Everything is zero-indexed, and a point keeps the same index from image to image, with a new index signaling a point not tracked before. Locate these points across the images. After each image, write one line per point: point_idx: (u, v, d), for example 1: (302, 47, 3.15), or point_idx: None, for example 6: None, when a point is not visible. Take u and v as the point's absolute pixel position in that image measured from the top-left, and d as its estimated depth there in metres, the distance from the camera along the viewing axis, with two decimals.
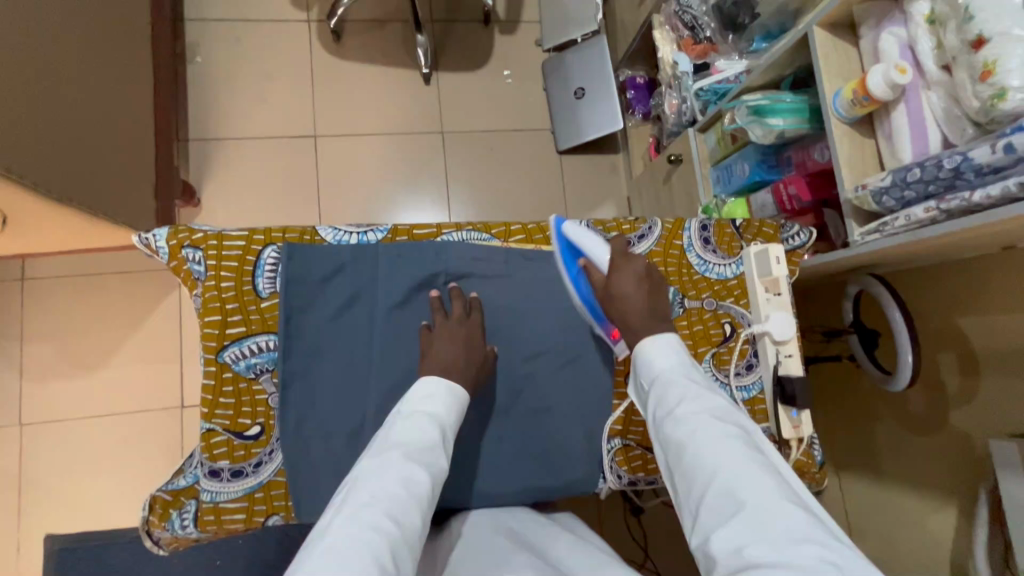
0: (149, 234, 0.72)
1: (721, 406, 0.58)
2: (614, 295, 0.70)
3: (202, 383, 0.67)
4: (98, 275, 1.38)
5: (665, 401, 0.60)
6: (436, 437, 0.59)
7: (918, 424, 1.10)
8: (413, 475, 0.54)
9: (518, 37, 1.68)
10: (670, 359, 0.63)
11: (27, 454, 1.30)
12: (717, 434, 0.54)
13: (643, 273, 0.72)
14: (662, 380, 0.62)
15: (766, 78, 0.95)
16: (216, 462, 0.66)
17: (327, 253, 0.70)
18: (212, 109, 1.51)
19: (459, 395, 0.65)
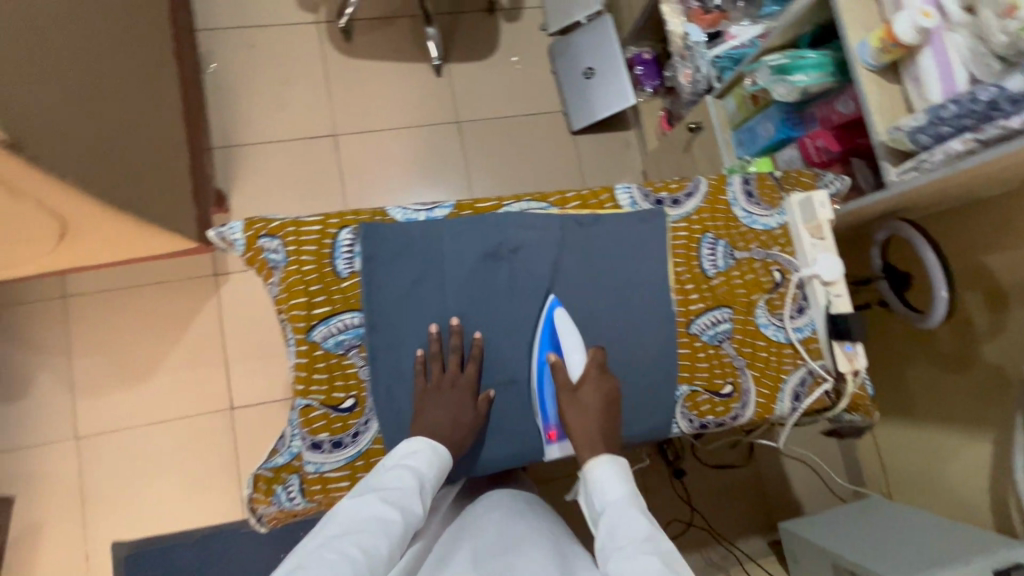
0: (224, 228, 0.75)
1: (657, 539, 0.58)
2: (578, 402, 0.72)
3: (296, 362, 0.70)
4: (139, 287, 1.41)
5: (608, 529, 0.61)
6: (413, 486, 0.63)
7: (951, 361, 1.16)
8: (386, 516, 0.59)
9: (523, 23, 1.71)
10: (618, 489, 0.66)
11: (85, 467, 1.33)
12: (640, 564, 0.54)
13: (613, 394, 0.73)
14: (608, 510, 0.64)
15: (785, 38, 1.00)
16: (317, 436, 0.70)
17: (397, 229, 0.73)
18: (232, 116, 1.53)
19: (445, 456, 0.68)
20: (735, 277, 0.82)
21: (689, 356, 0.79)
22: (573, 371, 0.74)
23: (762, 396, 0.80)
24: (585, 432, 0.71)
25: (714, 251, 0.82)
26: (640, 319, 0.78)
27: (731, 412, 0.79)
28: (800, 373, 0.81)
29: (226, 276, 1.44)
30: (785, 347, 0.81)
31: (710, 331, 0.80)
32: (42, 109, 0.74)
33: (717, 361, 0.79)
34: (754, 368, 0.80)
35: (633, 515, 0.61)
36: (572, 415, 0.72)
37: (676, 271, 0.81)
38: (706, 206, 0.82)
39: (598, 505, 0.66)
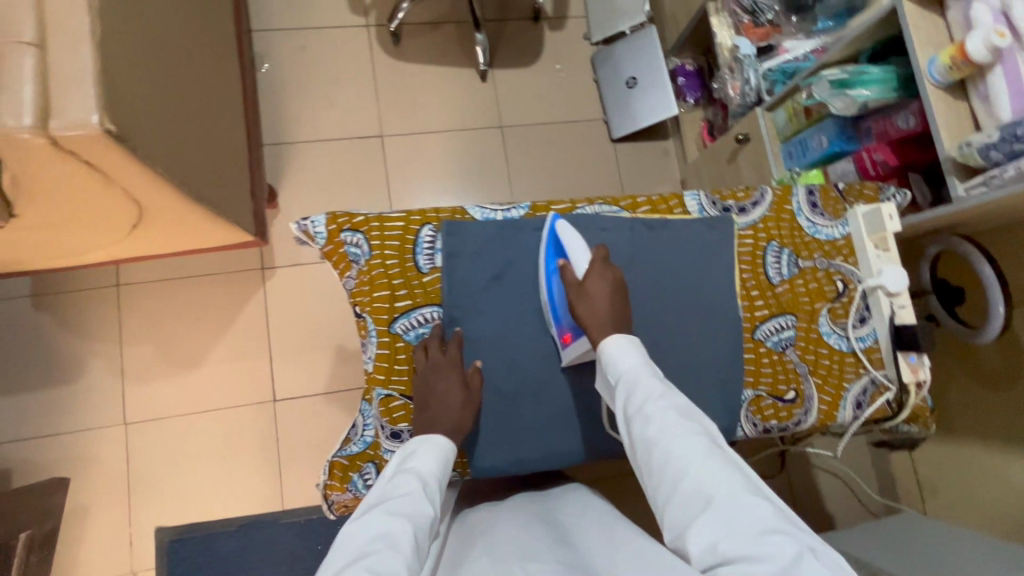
0: (307, 221, 0.78)
1: (686, 406, 0.63)
2: (586, 294, 0.71)
3: (378, 353, 0.75)
4: (190, 278, 1.44)
5: (634, 398, 0.64)
6: (418, 490, 0.62)
7: (995, 379, 1.14)
8: (394, 527, 0.57)
9: (567, 31, 1.74)
10: (633, 359, 0.67)
11: (132, 452, 1.36)
12: (683, 435, 0.60)
13: (619, 282, 0.73)
14: (629, 379, 0.66)
15: (844, 53, 1.02)
16: (397, 424, 0.75)
17: (477, 228, 0.77)
18: (283, 115, 1.57)
19: (445, 448, 0.68)
20: (800, 285, 0.83)
21: (754, 360, 0.81)
22: (580, 266, 0.74)
23: (824, 403, 0.81)
24: (596, 322, 0.70)
25: (779, 259, 0.83)
26: (708, 323, 0.80)
27: (794, 418, 0.80)
28: (862, 382, 0.82)
29: (273, 270, 1.47)
30: (848, 355, 0.82)
31: (775, 337, 0.81)
32: (141, 101, 0.77)
33: (781, 367, 0.81)
34: (817, 375, 0.81)
35: (656, 384, 0.64)
36: (582, 309, 0.71)
37: (741, 278, 0.83)
38: (772, 215, 0.84)
39: (614, 378, 0.67)
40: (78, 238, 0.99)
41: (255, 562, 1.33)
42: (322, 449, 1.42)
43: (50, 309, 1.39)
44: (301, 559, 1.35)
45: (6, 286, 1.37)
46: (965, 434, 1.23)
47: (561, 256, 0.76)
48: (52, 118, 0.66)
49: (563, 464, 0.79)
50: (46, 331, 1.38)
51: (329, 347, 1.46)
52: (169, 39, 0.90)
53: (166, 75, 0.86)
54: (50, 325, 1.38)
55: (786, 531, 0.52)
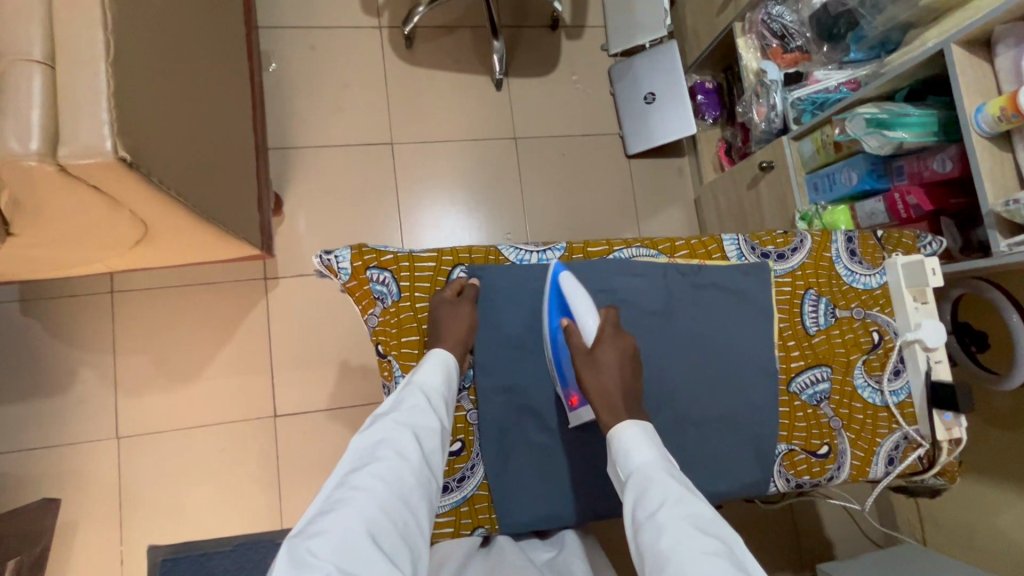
0: (329, 255, 0.74)
1: (704, 514, 0.54)
2: (596, 363, 0.69)
3: None
4: (188, 287, 1.38)
5: (645, 501, 0.57)
6: (423, 401, 0.66)
7: (1001, 419, 1.12)
8: (401, 439, 0.63)
9: (585, 41, 1.70)
10: (647, 453, 0.61)
11: (125, 467, 1.31)
12: (698, 550, 0.50)
13: (630, 350, 0.70)
14: (640, 476, 0.59)
15: (881, 91, 1.00)
16: None
17: (510, 272, 0.78)
18: (290, 118, 1.50)
19: (448, 359, 0.71)
20: (836, 336, 0.81)
21: (788, 414, 0.79)
22: (589, 331, 0.72)
23: (857, 458, 0.80)
24: (604, 394, 0.67)
25: (816, 308, 0.81)
26: (746, 375, 0.77)
27: (827, 473, 0.79)
28: (894, 437, 0.81)
29: (276, 281, 1.42)
30: (881, 410, 0.81)
31: (809, 390, 0.80)
32: (155, 120, 0.72)
33: (815, 421, 0.79)
34: (850, 430, 0.80)
35: (671, 485, 0.57)
36: (590, 379, 0.68)
37: (778, 328, 0.81)
38: (811, 262, 0.82)
39: (624, 473, 0.61)
40: (78, 253, 0.94)
41: None
42: (321, 468, 1.38)
43: (39, 315, 1.32)
44: None
45: None
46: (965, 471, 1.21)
47: (565, 314, 0.74)
48: (62, 144, 0.61)
49: (589, 516, 0.77)
50: (35, 339, 1.32)
51: (332, 362, 1.41)
52: (183, 51, 0.85)
53: (178, 88, 0.80)
54: (40, 333, 1.32)
55: None
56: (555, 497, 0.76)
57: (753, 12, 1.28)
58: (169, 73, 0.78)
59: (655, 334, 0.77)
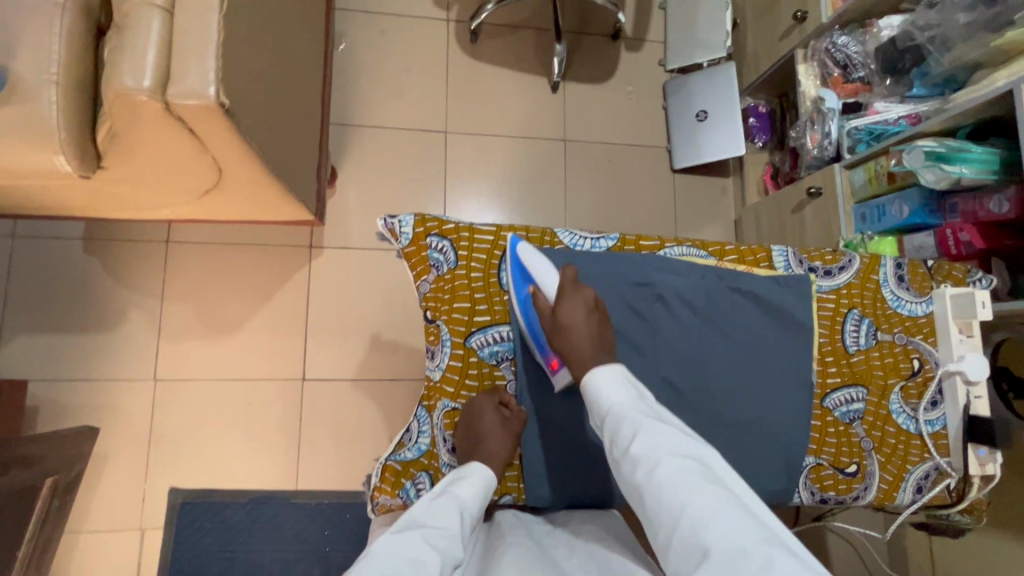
0: (393, 219, 0.78)
1: (679, 441, 0.59)
2: (562, 324, 0.69)
3: (450, 364, 0.76)
4: (237, 245, 1.44)
5: (620, 441, 0.60)
6: (455, 525, 0.62)
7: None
8: (426, 559, 0.57)
9: (643, 55, 1.73)
10: (616, 392, 0.63)
11: (157, 409, 1.36)
12: (676, 473, 0.57)
13: (591, 300, 0.71)
14: (613, 417, 0.62)
15: (943, 126, 1.01)
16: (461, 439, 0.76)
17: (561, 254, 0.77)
18: (352, 96, 1.56)
19: (486, 480, 0.69)
20: (875, 358, 0.81)
21: (819, 428, 0.79)
22: (551, 291, 0.73)
23: (885, 482, 0.79)
24: (577, 354, 0.68)
25: (858, 328, 0.82)
26: (785, 384, 0.78)
27: (853, 492, 0.79)
28: (925, 466, 0.80)
29: (320, 250, 1.47)
30: (914, 437, 0.81)
31: (843, 408, 0.80)
32: (251, 75, 0.77)
33: (846, 439, 0.79)
34: (881, 453, 0.80)
35: (643, 420, 0.60)
36: (560, 339, 0.69)
37: (818, 343, 0.81)
38: (856, 283, 0.83)
39: (598, 413, 0.64)
40: (152, 195, 1.00)
41: (261, 536, 1.35)
42: (340, 435, 1.42)
43: (99, 255, 1.39)
44: (309, 540, 1.36)
45: (60, 226, 1.38)
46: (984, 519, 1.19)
47: (528, 282, 0.75)
48: (171, 84, 0.66)
49: (610, 501, 0.79)
50: (92, 277, 1.38)
51: (364, 334, 1.46)
52: (280, 18, 0.91)
53: (271, 49, 0.86)
54: (97, 271, 1.39)
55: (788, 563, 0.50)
56: (579, 481, 0.77)
57: (818, 40, 1.30)
58: (266, 35, 0.83)
59: (699, 333, 0.78)
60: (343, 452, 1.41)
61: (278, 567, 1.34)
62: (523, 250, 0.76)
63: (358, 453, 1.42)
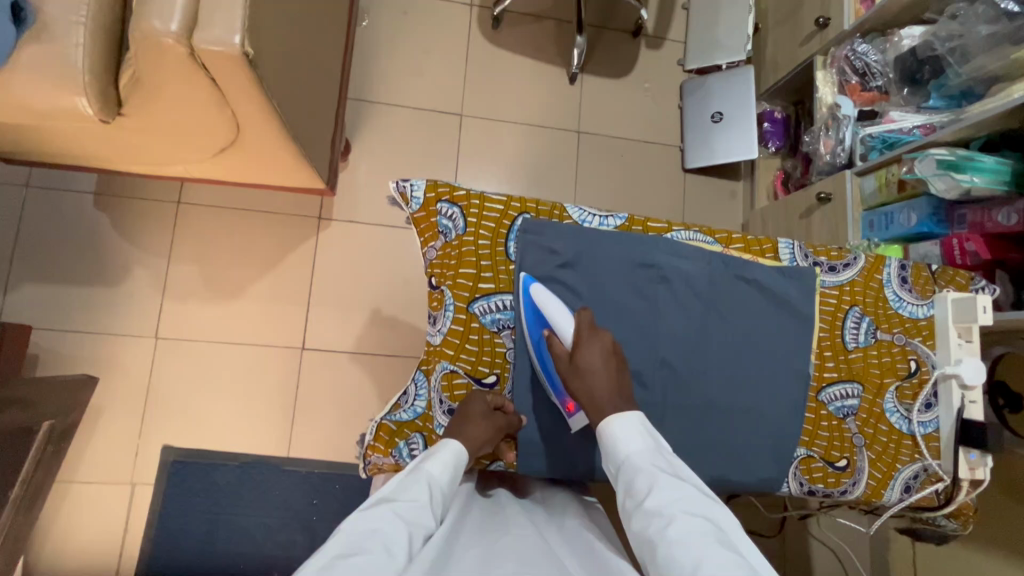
0: (405, 183, 0.79)
1: (693, 501, 0.59)
2: (580, 369, 0.69)
3: (451, 328, 0.76)
4: (246, 210, 1.45)
5: (635, 491, 0.61)
6: (425, 497, 0.64)
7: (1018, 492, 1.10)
8: (397, 532, 0.58)
9: (663, 53, 1.73)
10: (635, 444, 0.65)
11: (156, 366, 1.37)
12: (688, 528, 0.56)
13: (609, 346, 0.70)
14: (629, 466, 0.63)
15: (956, 136, 1.02)
16: (456, 402, 0.76)
17: (562, 227, 0.77)
18: (371, 73, 1.57)
19: (458, 454, 0.69)
20: (873, 356, 0.82)
21: (812, 420, 0.80)
22: (567, 335, 0.71)
23: (874, 479, 0.80)
24: (593, 400, 0.68)
25: (858, 325, 0.82)
26: (782, 374, 0.79)
27: (841, 486, 0.79)
28: (915, 467, 0.81)
29: (328, 222, 1.48)
30: (905, 437, 0.81)
31: (838, 403, 0.80)
32: (275, 30, 0.78)
33: (838, 434, 0.80)
34: (872, 450, 0.80)
35: (658, 473, 0.61)
36: (578, 386, 0.69)
37: (817, 337, 0.82)
38: (860, 281, 0.83)
39: (615, 463, 0.65)
40: (167, 149, 1.01)
41: (249, 500, 1.36)
42: (334, 406, 1.42)
43: (109, 210, 1.40)
44: (296, 508, 1.37)
45: (74, 178, 1.39)
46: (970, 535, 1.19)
47: (543, 325, 0.74)
48: (198, 29, 0.67)
49: (598, 477, 0.79)
50: (101, 231, 1.40)
51: (365, 309, 1.46)
52: None
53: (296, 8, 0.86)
54: (106, 226, 1.40)
55: None
56: (569, 455, 0.77)
57: (839, 47, 1.31)
58: None
59: (702, 313, 0.78)
60: (336, 424, 1.42)
61: (263, 532, 1.35)
62: (537, 290, 0.74)
63: (351, 425, 1.42)
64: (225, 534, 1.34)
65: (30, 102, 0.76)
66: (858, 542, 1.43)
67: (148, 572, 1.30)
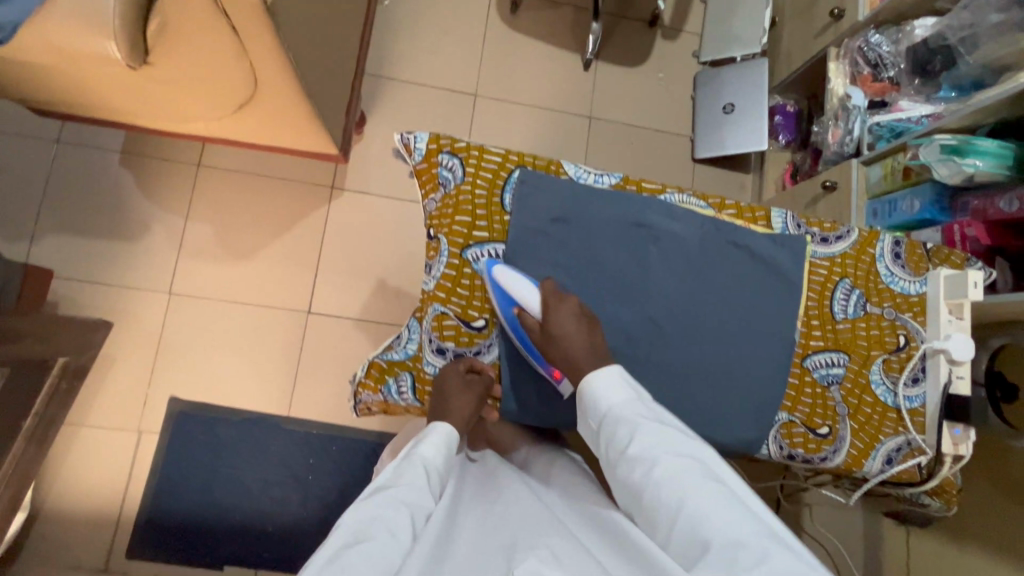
0: (409, 135, 0.82)
1: (675, 441, 0.61)
2: (554, 337, 0.71)
3: (444, 273, 0.79)
4: (263, 176, 1.50)
5: (620, 442, 0.63)
6: (422, 478, 0.67)
7: (1013, 490, 1.07)
8: (400, 513, 0.60)
9: (678, 44, 1.75)
10: (615, 396, 0.66)
11: (168, 320, 1.43)
12: (674, 468, 0.59)
13: (577, 309, 0.73)
14: (612, 418, 0.65)
15: (962, 123, 1.01)
16: (445, 342, 0.79)
17: (554, 180, 0.80)
18: (390, 51, 1.61)
19: (449, 433, 0.74)
20: (861, 328, 0.83)
21: (796, 386, 0.81)
22: (535, 306, 0.74)
23: (855, 448, 0.81)
24: (574, 365, 0.70)
25: (847, 297, 0.83)
26: (765, 333, 0.80)
27: (822, 453, 0.80)
28: (897, 440, 0.81)
29: (341, 192, 1.52)
30: (890, 410, 0.82)
31: (822, 371, 0.81)
32: None
33: (821, 401, 0.81)
34: (855, 420, 0.81)
35: (640, 422, 0.63)
36: (557, 352, 0.71)
37: (806, 306, 0.83)
38: (852, 254, 0.84)
39: (598, 416, 0.67)
40: (187, 104, 1.06)
41: (249, 455, 1.40)
42: (336, 370, 1.46)
43: (133, 169, 1.46)
44: (293, 466, 1.40)
45: (102, 137, 1.46)
46: (963, 532, 1.17)
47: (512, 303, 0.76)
48: None
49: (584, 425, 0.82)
50: (124, 189, 1.46)
51: (371, 278, 1.50)
52: None
53: None
54: (130, 183, 1.46)
55: (788, 555, 0.51)
56: (555, 401, 0.80)
57: (852, 39, 1.29)
58: None
59: (692, 270, 0.80)
60: (336, 387, 1.45)
61: (259, 487, 1.38)
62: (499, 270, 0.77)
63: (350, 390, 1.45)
64: (223, 487, 1.37)
65: (61, 43, 0.80)
66: (851, 538, 1.42)
67: (148, 517, 1.34)
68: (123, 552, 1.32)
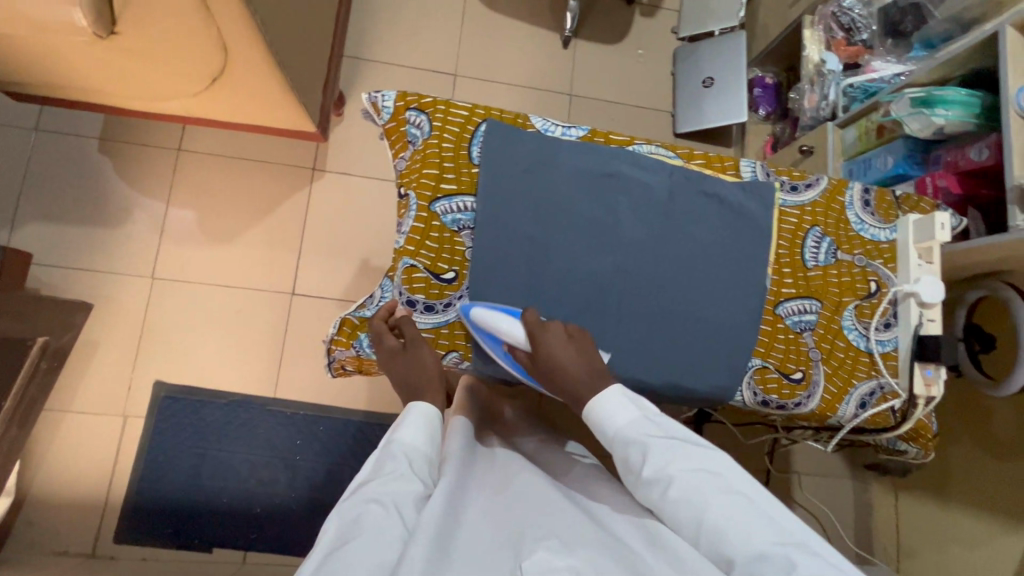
0: (376, 94, 0.82)
1: (686, 455, 0.61)
2: (548, 369, 0.71)
3: (413, 226, 0.79)
4: (243, 159, 1.50)
5: (633, 465, 0.63)
6: (404, 464, 0.64)
7: (997, 445, 1.08)
8: (387, 508, 0.57)
9: (657, 21, 1.76)
10: (621, 417, 0.66)
11: (152, 304, 1.42)
12: (688, 484, 0.58)
13: (564, 332, 0.72)
14: (621, 441, 0.64)
15: (933, 77, 1.03)
16: (415, 295, 0.79)
17: (521, 134, 0.80)
18: (369, 32, 1.61)
19: (428, 412, 0.72)
20: (833, 275, 0.84)
21: (769, 332, 0.81)
22: (523, 341, 0.73)
23: (829, 393, 0.82)
24: (573, 394, 0.70)
25: (818, 245, 0.84)
26: (736, 277, 0.80)
27: (796, 398, 0.81)
28: (871, 384, 0.82)
29: (322, 173, 1.52)
30: (863, 354, 0.83)
31: (795, 317, 0.82)
32: None
33: (794, 347, 0.81)
34: (828, 364, 0.82)
35: (649, 441, 0.63)
36: (553, 383, 0.71)
37: (777, 254, 0.83)
38: (821, 202, 0.85)
39: (609, 437, 0.67)
40: (159, 81, 1.07)
41: (235, 437, 1.39)
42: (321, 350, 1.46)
43: (112, 155, 1.46)
44: (280, 447, 1.40)
45: (80, 123, 1.45)
46: (950, 490, 1.17)
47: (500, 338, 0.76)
48: None
49: None
50: (104, 175, 1.45)
51: (355, 259, 1.50)
52: None
53: None
54: (109, 169, 1.46)
55: (811, 556, 0.51)
56: None
57: (824, 4, 1.29)
58: None
59: (664, 219, 0.80)
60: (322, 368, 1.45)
61: (246, 468, 1.38)
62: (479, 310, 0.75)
63: None
64: (211, 469, 1.37)
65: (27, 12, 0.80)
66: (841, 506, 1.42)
67: (136, 501, 1.34)
68: (111, 537, 1.32)
